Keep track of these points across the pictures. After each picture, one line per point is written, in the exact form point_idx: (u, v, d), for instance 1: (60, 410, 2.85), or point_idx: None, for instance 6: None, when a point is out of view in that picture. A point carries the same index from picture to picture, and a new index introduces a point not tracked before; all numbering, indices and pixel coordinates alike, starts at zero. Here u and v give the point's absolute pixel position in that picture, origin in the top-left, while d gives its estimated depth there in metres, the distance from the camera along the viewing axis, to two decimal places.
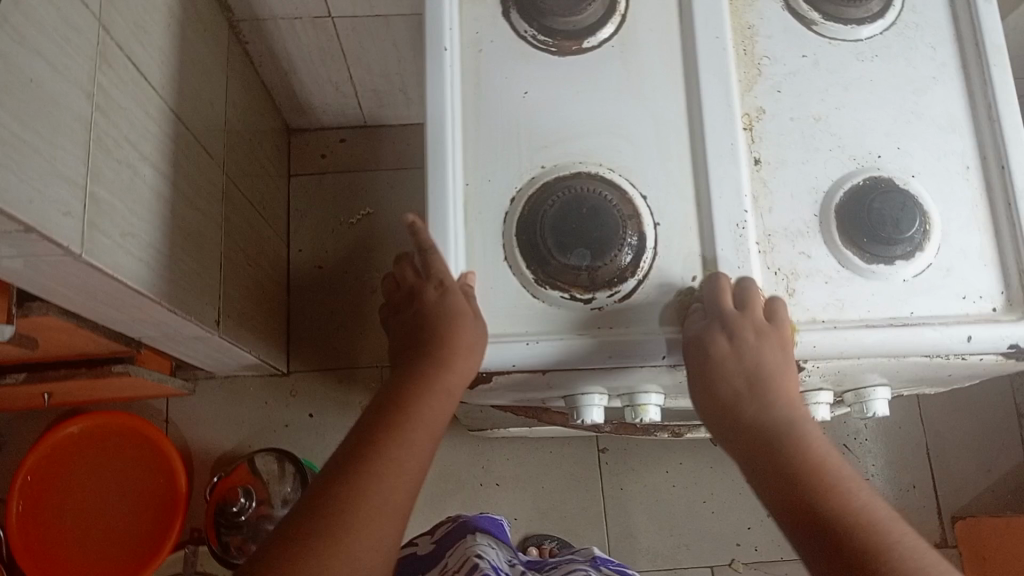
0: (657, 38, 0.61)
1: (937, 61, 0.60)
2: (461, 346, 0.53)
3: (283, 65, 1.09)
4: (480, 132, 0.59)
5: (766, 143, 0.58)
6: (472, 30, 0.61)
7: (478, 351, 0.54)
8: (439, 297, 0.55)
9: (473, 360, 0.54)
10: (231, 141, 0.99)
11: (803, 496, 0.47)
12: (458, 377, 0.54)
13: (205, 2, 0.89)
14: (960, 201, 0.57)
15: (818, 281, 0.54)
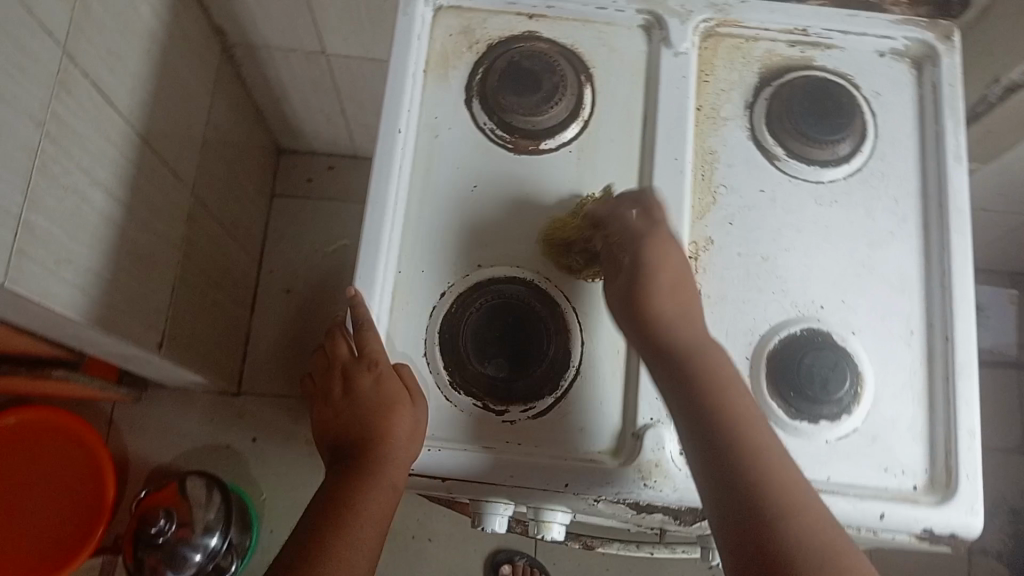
0: (616, 151, 0.59)
1: (897, 215, 0.58)
2: (401, 440, 0.51)
3: (275, 90, 1.08)
4: (422, 221, 0.58)
5: (709, 275, 0.57)
6: (431, 114, 0.60)
7: (419, 437, 0.52)
8: (370, 384, 0.53)
9: (411, 450, 0.52)
10: (209, 163, 0.98)
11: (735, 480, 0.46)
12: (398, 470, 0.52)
13: (195, 24, 0.89)
14: (898, 367, 0.55)
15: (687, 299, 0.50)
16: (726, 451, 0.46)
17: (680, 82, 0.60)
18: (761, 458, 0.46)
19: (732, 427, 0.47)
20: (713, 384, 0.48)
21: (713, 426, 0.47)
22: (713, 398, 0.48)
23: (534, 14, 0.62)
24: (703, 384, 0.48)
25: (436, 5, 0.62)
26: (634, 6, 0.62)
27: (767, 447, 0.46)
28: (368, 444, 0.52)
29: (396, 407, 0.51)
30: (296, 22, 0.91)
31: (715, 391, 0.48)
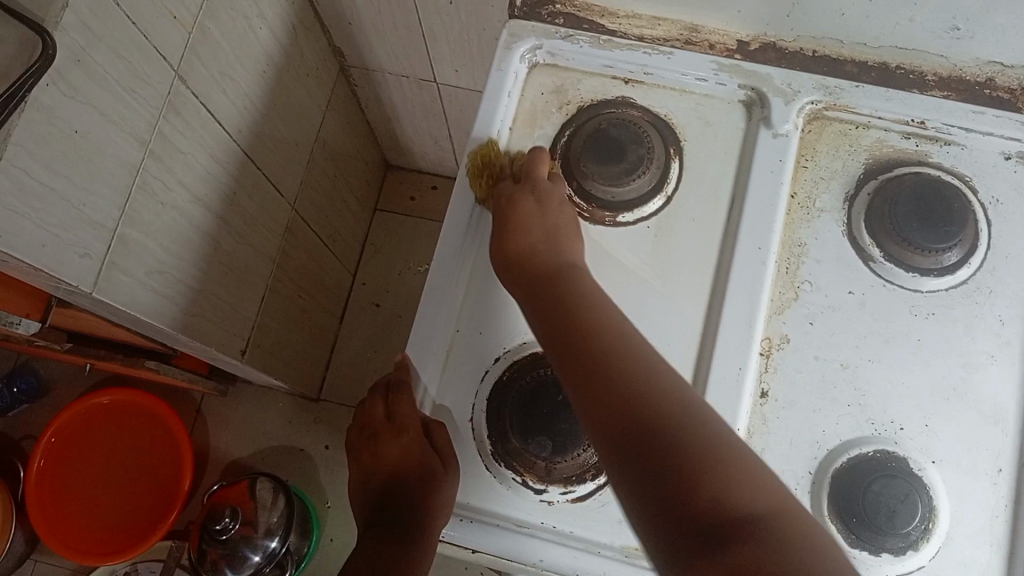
0: (696, 231, 0.57)
1: (1001, 338, 0.53)
2: (434, 500, 0.53)
3: (386, 111, 1.10)
4: (486, 282, 0.57)
5: (778, 377, 0.53)
6: (511, 173, 0.59)
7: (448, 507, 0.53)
8: (407, 446, 0.55)
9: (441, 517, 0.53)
10: (313, 178, 1.01)
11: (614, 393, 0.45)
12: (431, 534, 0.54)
13: (314, 47, 0.91)
14: (980, 507, 0.50)
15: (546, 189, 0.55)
16: (597, 377, 0.46)
17: (775, 166, 0.57)
18: (625, 377, 0.46)
19: (596, 351, 0.47)
20: (572, 310, 0.50)
21: (584, 355, 0.48)
22: (577, 329, 0.49)
23: (631, 79, 0.60)
24: (561, 313, 0.51)
25: (532, 62, 0.62)
26: (736, 81, 0.59)
27: (635, 364, 0.46)
28: (409, 504, 0.55)
29: (428, 466, 0.53)
30: (410, 51, 0.92)
31: (576, 318, 0.50)
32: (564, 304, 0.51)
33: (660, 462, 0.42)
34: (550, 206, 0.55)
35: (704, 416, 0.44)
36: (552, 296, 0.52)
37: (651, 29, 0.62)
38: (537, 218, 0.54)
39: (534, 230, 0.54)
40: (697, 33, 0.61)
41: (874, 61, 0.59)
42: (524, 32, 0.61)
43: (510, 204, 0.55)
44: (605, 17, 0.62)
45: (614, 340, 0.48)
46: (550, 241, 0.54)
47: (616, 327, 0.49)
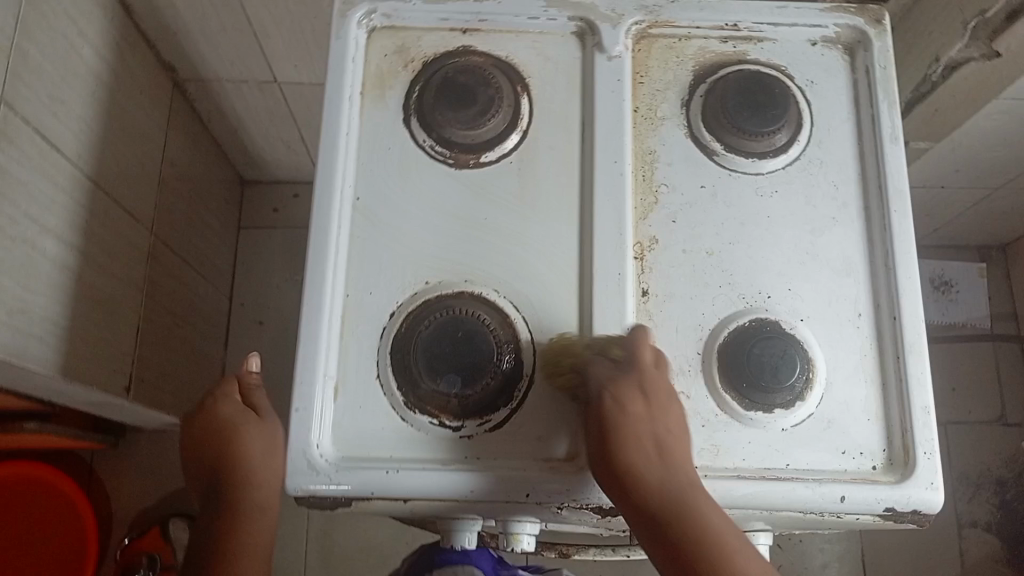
0: (556, 157, 0.60)
1: (838, 201, 0.58)
2: (240, 479, 0.57)
3: (232, 122, 1.08)
4: (366, 241, 0.58)
5: (654, 276, 0.57)
6: (371, 136, 0.60)
7: (271, 449, 0.59)
8: (209, 418, 0.59)
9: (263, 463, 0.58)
10: (168, 201, 0.99)
11: (682, 546, 0.46)
12: (260, 484, 0.58)
13: (142, 64, 0.89)
14: (849, 350, 0.55)
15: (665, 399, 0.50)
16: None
17: (614, 85, 0.61)
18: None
19: (709, 560, 0.46)
20: (683, 505, 0.47)
21: (641, 513, 0.47)
22: (676, 530, 0.46)
23: (468, 28, 0.63)
24: (662, 516, 0.46)
25: (370, 27, 0.62)
26: (565, 14, 0.62)
27: (740, 566, 0.46)
28: (223, 466, 0.58)
29: (239, 436, 0.58)
30: (243, 53, 0.92)
31: (694, 513, 0.46)
32: (689, 507, 0.46)
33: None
34: (633, 368, 0.50)
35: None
36: (638, 487, 0.47)
37: None
38: (646, 427, 0.48)
39: (646, 440, 0.48)
40: None
41: None
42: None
43: (608, 405, 0.49)
44: None
45: (729, 544, 0.46)
46: (661, 438, 0.48)
47: (717, 519, 0.47)
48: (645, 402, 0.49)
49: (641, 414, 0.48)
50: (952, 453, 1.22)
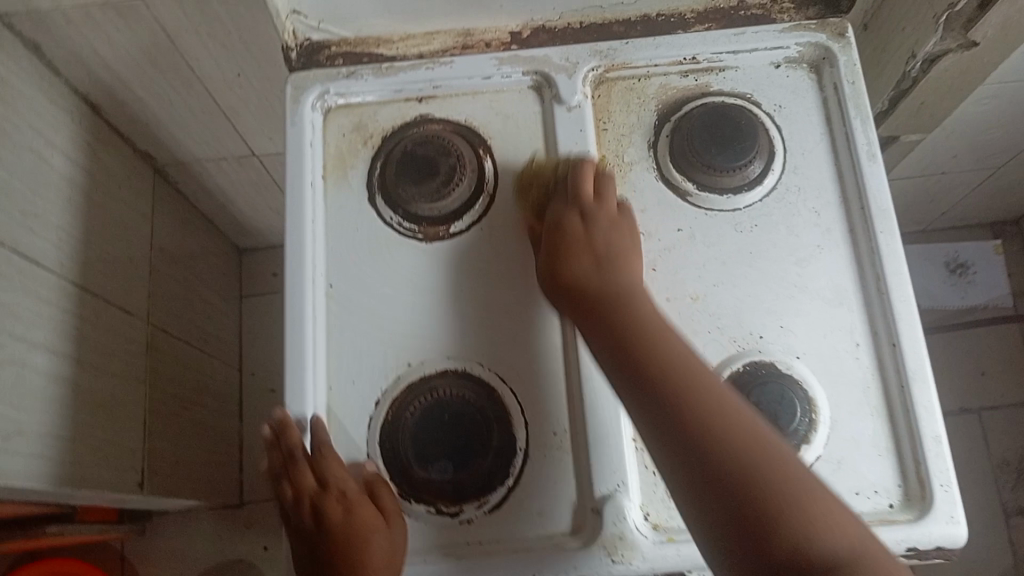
0: (526, 218, 0.58)
1: (821, 227, 0.57)
2: (380, 564, 0.49)
3: (218, 198, 1.08)
4: (345, 330, 0.57)
5: None
6: (337, 220, 0.59)
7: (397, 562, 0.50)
8: (338, 513, 0.51)
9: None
10: (163, 288, 0.99)
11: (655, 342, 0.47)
12: None
13: (118, 159, 0.89)
14: (852, 384, 0.53)
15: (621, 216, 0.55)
16: (655, 381, 0.46)
17: (579, 135, 0.59)
18: (684, 370, 0.46)
19: (660, 356, 0.47)
20: (654, 347, 0.47)
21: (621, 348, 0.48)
22: (621, 321, 0.49)
23: (423, 96, 0.61)
24: (609, 305, 0.50)
25: (325, 108, 0.61)
26: (519, 70, 0.61)
27: (702, 387, 0.45)
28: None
29: (367, 548, 0.49)
30: (218, 134, 0.91)
31: (655, 349, 0.47)
32: (645, 323, 0.49)
33: (706, 463, 0.43)
34: (602, 236, 0.53)
35: (772, 443, 0.43)
36: (593, 303, 0.51)
37: (428, 45, 0.63)
38: (591, 234, 0.53)
39: (591, 254, 0.52)
40: (471, 37, 0.63)
41: (635, 16, 0.63)
42: (307, 82, 0.61)
43: (557, 228, 0.54)
44: (381, 46, 0.62)
45: (677, 346, 0.48)
46: (613, 262, 0.52)
47: (684, 356, 0.47)
48: (601, 271, 0.52)
49: (580, 233, 0.53)
50: (988, 440, 1.19)
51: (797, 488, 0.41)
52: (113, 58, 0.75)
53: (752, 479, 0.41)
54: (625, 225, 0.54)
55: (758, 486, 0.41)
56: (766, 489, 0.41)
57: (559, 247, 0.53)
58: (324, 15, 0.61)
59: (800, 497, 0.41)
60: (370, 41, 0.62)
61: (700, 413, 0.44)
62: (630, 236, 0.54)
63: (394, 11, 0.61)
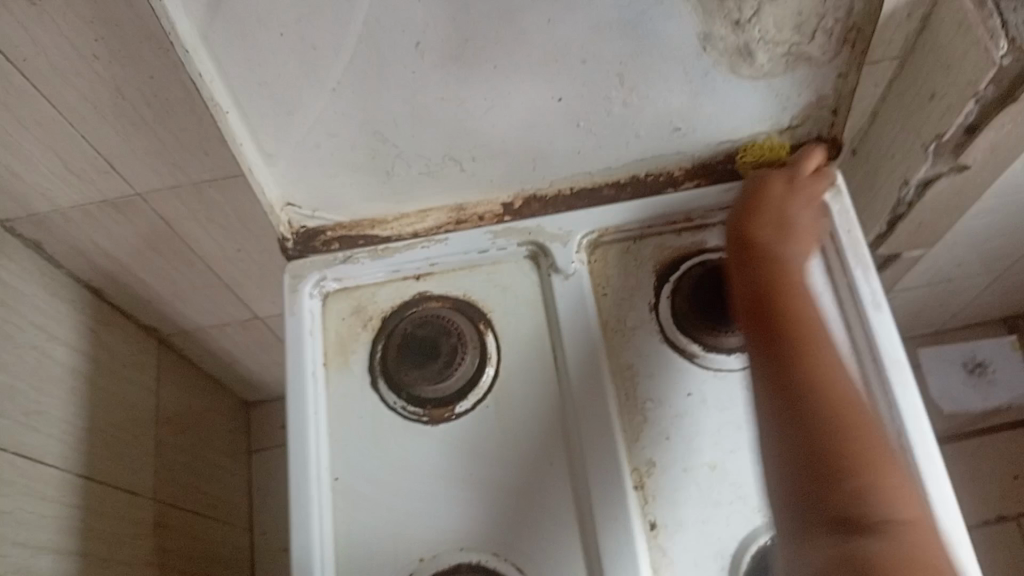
0: (531, 393, 0.58)
1: None
2: None
3: (224, 360, 1.07)
4: (353, 527, 0.55)
5: (659, 504, 0.53)
6: (340, 408, 0.58)
7: None
8: None
9: None
10: (169, 459, 0.97)
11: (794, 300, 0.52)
12: None
13: (122, 336, 0.89)
14: None
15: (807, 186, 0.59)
16: (787, 349, 0.50)
17: (580, 304, 0.59)
18: (802, 358, 0.49)
19: (793, 324, 0.51)
20: (820, 385, 0.47)
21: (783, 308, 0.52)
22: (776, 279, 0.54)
23: (421, 274, 0.62)
24: (773, 268, 0.55)
25: (323, 293, 0.62)
26: (514, 241, 0.61)
27: (818, 361, 0.49)
28: None
29: None
30: (220, 304, 0.91)
31: (818, 375, 0.48)
32: (793, 279, 0.54)
33: (818, 447, 0.45)
34: (800, 194, 0.58)
35: (871, 434, 0.45)
36: (761, 258, 0.55)
37: (422, 222, 0.63)
38: (778, 200, 0.58)
39: (772, 220, 0.57)
40: (464, 211, 0.63)
41: (624, 178, 0.63)
42: (305, 269, 0.61)
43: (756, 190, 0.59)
44: (377, 227, 0.63)
45: (810, 311, 0.52)
46: (789, 247, 0.56)
47: (813, 321, 0.51)
48: (780, 235, 0.57)
49: (778, 195, 0.58)
50: None
51: (882, 486, 0.42)
52: (115, 247, 0.76)
53: (840, 462, 0.44)
54: (810, 198, 0.58)
55: (842, 457, 0.44)
56: (853, 468, 0.43)
57: (751, 203, 0.58)
58: (319, 203, 0.62)
59: (882, 495, 0.42)
60: (365, 223, 0.63)
61: (806, 400, 0.47)
62: (813, 228, 0.58)
63: (388, 197, 0.62)
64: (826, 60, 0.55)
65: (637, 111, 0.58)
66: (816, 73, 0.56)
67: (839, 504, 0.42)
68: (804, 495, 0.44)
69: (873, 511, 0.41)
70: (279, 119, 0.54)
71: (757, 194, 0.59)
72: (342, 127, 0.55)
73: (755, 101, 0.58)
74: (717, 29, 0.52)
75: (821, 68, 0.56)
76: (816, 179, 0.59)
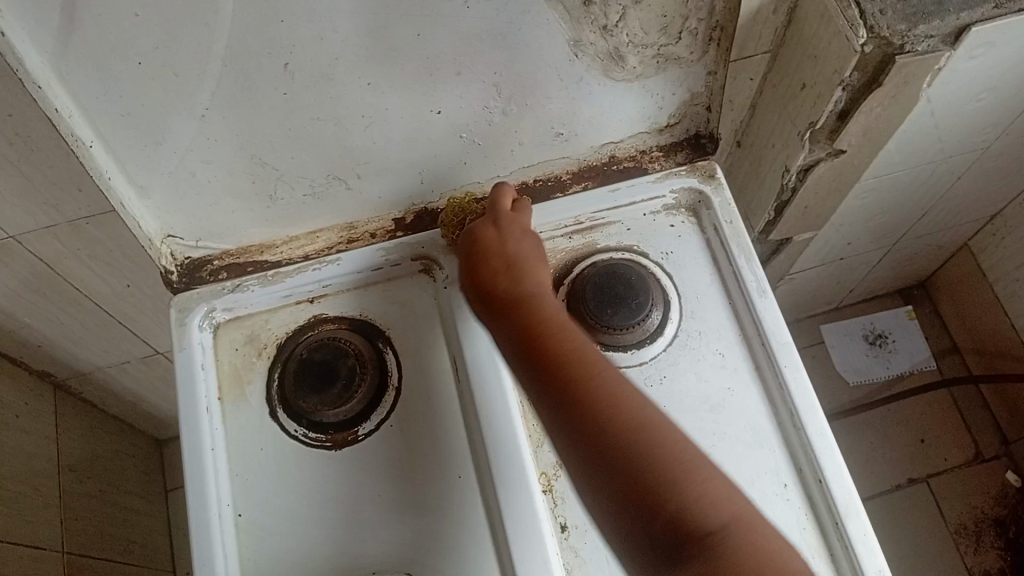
0: (435, 408, 0.57)
1: (727, 367, 0.57)
2: None
3: (129, 399, 1.03)
4: (261, 561, 0.53)
5: (569, 505, 0.53)
6: (239, 440, 0.57)
7: None
8: None
9: None
10: (75, 508, 0.93)
11: (550, 340, 0.51)
12: None
13: (10, 386, 0.85)
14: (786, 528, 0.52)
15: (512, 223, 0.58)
16: (562, 387, 0.49)
17: (477, 315, 0.58)
18: (591, 382, 0.49)
19: (561, 358, 0.50)
20: (596, 412, 0.47)
21: (530, 355, 0.51)
22: (524, 323, 0.53)
23: (314, 297, 0.61)
24: (519, 308, 0.53)
25: (214, 325, 0.60)
26: (407, 257, 0.61)
27: (602, 385, 0.48)
28: None
29: None
30: (117, 342, 0.88)
31: (594, 403, 0.48)
32: (543, 311, 0.53)
33: (618, 479, 0.45)
34: (509, 240, 0.57)
35: (675, 442, 0.46)
36: (512, 301, 0.54)
37: (313, 243, 0.62)
38: (496, 245, 0.57)
39: (500, 266, 0.56)
40: (355, 229, 0.63)
41: (515, 185, 0.63)
42: (192, 302, 0.59)
43: (474, 245, 0.57)
44: (266, 252, 0.62)
45: (569, 334, 0.52)
46: (518, 293, 0.54)
47: (584, 350, 0.51)
48: (507, 275, 0.55)
49: (493, 239, 0.57)
50: (940, 506, 1.19)
51: (681, 497, 0.43)
52: None
53: (652, 482, 0.44)
54: (529, 233, 0.58)
55: (646, 481, 0.44)
56: (663, 489, 0.44)
57: (477, 251, 0.57)
58: (202, 233, 0.60)
59: (699, 505, 0.43)
60: (253, 249, 0.62)
61: (605, 434, 0.46)
62: (540, 253, 0.58)
63: (274, 222, 0.61)
64: (695, 58, 0.56)
65: (518, 119, 0.58)
66: (687, 71, 0.57)
67: (664, 527, 0.43)
68: (626, 522, 0.44)
69: (697, 525, 0.42)
70: (148, 151, 0.53)
71: (478, 241, 0.57)
72: (217, 153, 0.54)
73: (632, 103, 0.59)
74: (586, 35, 0.52)
75: (692, 66, 0.57)
76: (519, 213, 0.59)
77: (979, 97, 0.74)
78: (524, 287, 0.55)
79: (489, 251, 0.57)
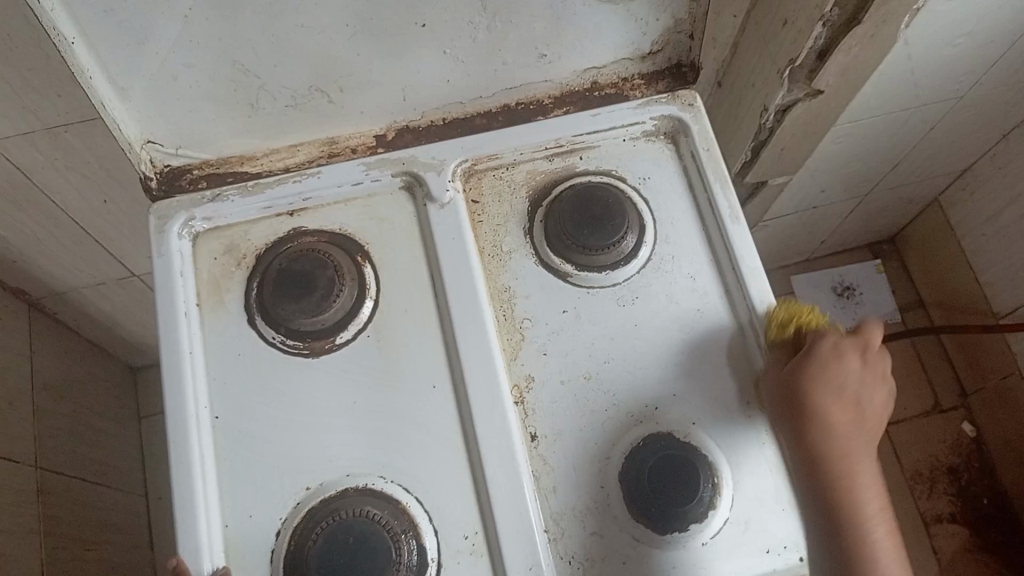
0: (411, 321, 0.58)
1: (698, 291, 0.58)
2: None
3: (104, 323, 1.03)
4: (237, 461, 0.55)
5: (539, 416, 0.55)
6: (216, 346, 0.57)
7: None
8: None
9: None
10: (50, 427, 0.94)
11: (843, 485, 0.51)
12: None
13: None
14: (745, 443, 0.54)
15: (872, 359, 0.54)
16: (841, 513, 0.50)
17: (455, 231, 0.59)
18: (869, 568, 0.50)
19: (856, 510, 0.51)
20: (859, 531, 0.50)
21: (836, 483, 0.51)
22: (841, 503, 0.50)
23: (294, 210, 0.61)
24: (839, 449, 0.52)
25: (192, 234, 0.60)
26: (388, 173, 0.61)
27: (869, 534, 0.51)
28: None
29: None
30: (92, 260, 0.88)
31: (858, 537, 0.50)
32: (854, 449, 0.52)
33: None
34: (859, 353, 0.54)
35: None
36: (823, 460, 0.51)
37: (293, 156, 0.63)
38: (850, 376, 0.53)
39: (833, 408, 0.52)
40: (336, 143, 0.64)
41: (496, 107, 0.64)
42: (170, 210, 0.60)
43: (821, 361, 0.53)
44: (246, 164, 0.63)
45: (865, 482, 0.52)
46: (859, 396, 0.53)
47: (871, 503, 0.51)
48: (844, 395, 0.53)
49: (842, 382, 0.53)
50: (898, 454, 1.23)
51: None
52: None
53: None
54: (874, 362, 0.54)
55: None
56: None
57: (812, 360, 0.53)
58: (182, 142, 0.61)
59: None
60: (233, 160, 0.63)
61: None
62: (875, 377, 0.54)
63: (255, 133, 0.61)
64: None
65: (502, 37, 0.58)
66: None
67: None
68: None
69: None
70: (129, 51, 0.52)
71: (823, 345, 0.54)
72: (197, 57, 0.54)
73: (613, 27, 0.60)
74: None
75: None
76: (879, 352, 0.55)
77: (954, 43, 0.75)
78: (857, 440, 0.52)
79: (820, 358, 0.53)
